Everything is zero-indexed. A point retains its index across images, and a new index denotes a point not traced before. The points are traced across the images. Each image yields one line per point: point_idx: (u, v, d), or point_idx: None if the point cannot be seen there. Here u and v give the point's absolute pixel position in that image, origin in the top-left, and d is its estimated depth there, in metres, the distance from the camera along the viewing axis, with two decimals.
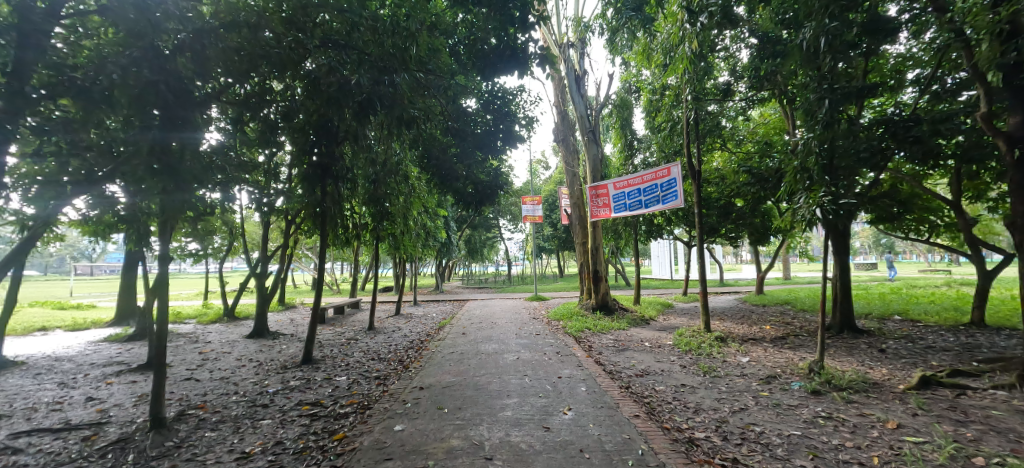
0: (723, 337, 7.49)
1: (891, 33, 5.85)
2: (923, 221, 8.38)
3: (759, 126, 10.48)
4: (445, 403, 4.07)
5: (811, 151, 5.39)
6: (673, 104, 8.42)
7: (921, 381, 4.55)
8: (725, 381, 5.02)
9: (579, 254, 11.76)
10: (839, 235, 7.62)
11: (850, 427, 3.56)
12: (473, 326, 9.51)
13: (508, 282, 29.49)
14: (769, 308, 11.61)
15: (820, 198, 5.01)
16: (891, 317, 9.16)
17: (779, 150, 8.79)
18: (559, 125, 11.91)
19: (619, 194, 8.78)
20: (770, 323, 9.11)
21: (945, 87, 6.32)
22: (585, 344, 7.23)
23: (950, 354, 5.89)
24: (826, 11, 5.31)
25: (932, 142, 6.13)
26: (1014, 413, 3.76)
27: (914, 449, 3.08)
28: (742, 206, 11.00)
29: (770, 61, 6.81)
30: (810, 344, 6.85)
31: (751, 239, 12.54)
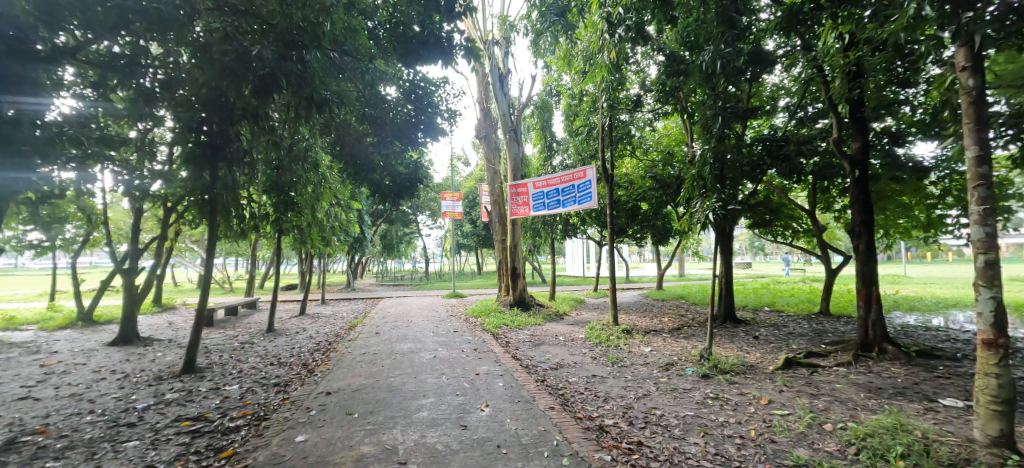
0: (628, 329, 8.08)
1: (772, 65, 6.76)
2: (788, 227, 9.86)
3: (662, 137, 11.52)
4: (355, 408, 3.81)
5: (707, 161, 6.03)
6: (591, 110, 8.86)
7: (785, 362, 5.35)
8: (630, 370, 5.42)
9: (498, 252, 11.88)
10: (725, 237, 8.67)
11: (733, 405, 4.05)
12: (387, 325, 9.07)
13: (426, 279, 28.91)
14: (667, 302, 12.83)
15: (713, 203, 5.58)
16: (762, 308, 10.68)
17: (679, 160, 9.75)
18: (481, 122, 11.92)
19: (538, 193, 8.97)
20: (668, 315, 10.05)
21: (807, 114, 7.45)
22: (503, 340, 7.30)
23: (805, 339, 7.02)
24: (722, 38, 5.97)
25: (797, 160, 7.23)
26: (850, 385, 4.60)
27: (781, 420, 3.60)
28: (647, 209, 12.00)
29: (675, 79, 7.50)
30: (700, 334, 7.69)
31: (653, 239, 13.75)
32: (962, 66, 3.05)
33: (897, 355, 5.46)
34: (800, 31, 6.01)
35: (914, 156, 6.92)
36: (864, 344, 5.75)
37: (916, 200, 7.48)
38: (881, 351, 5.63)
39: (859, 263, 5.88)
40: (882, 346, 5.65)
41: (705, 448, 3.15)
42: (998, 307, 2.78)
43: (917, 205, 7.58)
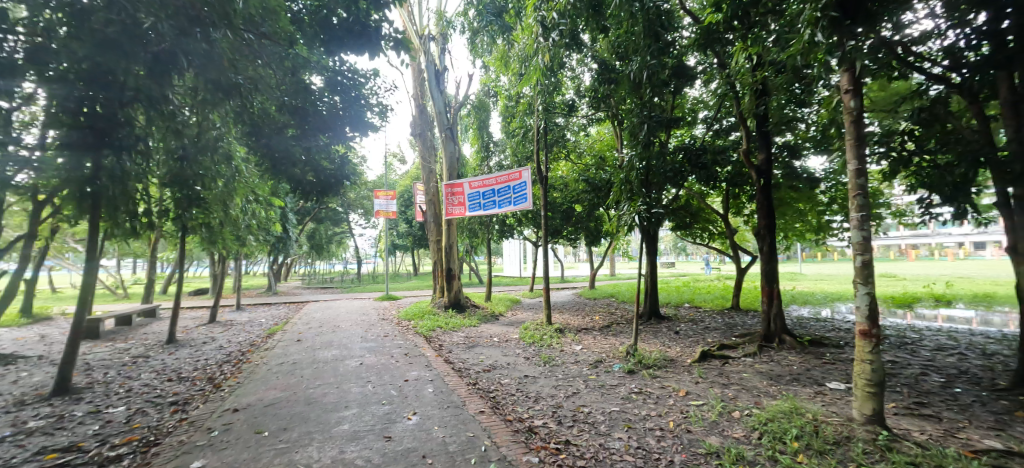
0: (561, 328, 8.26)
1: (692, 79, 7.26)
2: (705, 229, 10.69)
3: (595, 142, 11.99)
4: (266, 425, 3.47)
5: (634, 167, 6.33)
6: (527, 112, 8.96)
7: (701, 355, 5.75)
8: (561, 369, 5.52)
9: (433, 252, 11.61)
10: (650, 238, 9.19)
11: (654, 399, 4.27)
12: (311, 332, 8.47)
13: (358, 281, 27.57)
14: (598, 301, 13.35)
15: (638, 206, 5.88)
16: (683, 305, 11.48)
17: (610, 164, 10.19)
18: (417, 120, 11.58)
19: (474, 194, 8.88)
20: (599, 314, 10.44)
21: (722, 126, 8.12)
22: (436, 343, 7.12)
23: (719, 332, 7.64)
24: (648, 50, 6.29)
25: (713, 169, 7.84)
26: (755, 374, 5.05)
27: (696, 411, 3.85)
28: (580, 211, 12.42)
29: (606, 86, 7.81)
30: (628, 331, 8.06)
31: (586, 240, 14.26)
32: (847, 89, 3.45)
33: (793, 345, 6.13)
34: (716, 50, 6.50)
35: (807, 168, 7.83)
36: (767, 336, 6.36)
37: (809, 207, 8.44)
38: (780, 342, 6.28)
39: (763, 263, 6.50)
40: (781, 337, 6.31)
41: (628, 442, 3.27)
42: (869, 300, 3.17)
43: (810, 211, 8.57)
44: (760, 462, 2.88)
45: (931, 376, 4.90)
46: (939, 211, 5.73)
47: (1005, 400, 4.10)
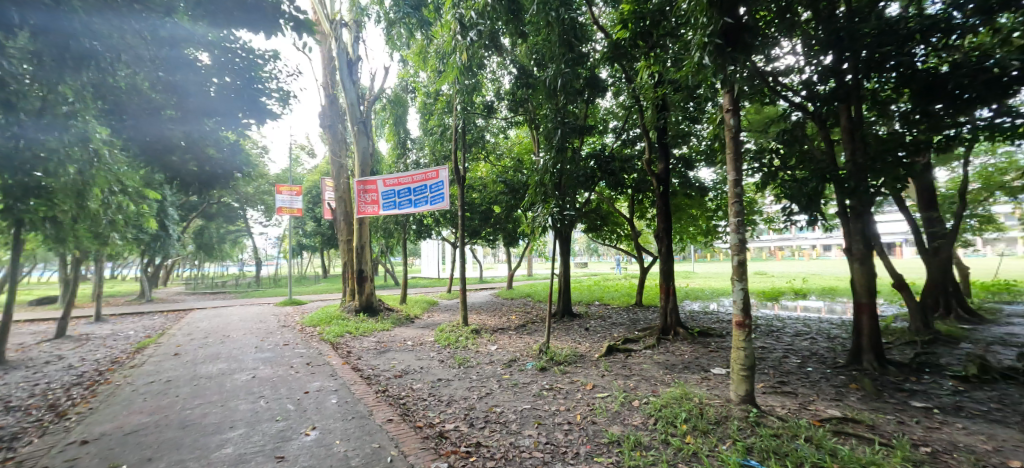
0: (477, 329, 8.26)
1: (603, 91, 7.69)
2: (613, 232, 11.48)
3: (514, 145, 12.24)
4: (126, 457, 2.95)
5: (548, 171, 6.54)
6: (445, 111, 8.83)
7: (608, 349, 6.13)
8: (476, 370, 5.51)
9: (343, 253, 10.91)
10: (563, 240, 9.60)
11: (563, 394, 4.44)
12: (193, 343, 7.44)
13: (257, 285, 24.95)
14: (515, 301, 13.62)
15: (551, 209, 6.09)
16: (593, 302, 12.18)
17: (527, 168, 10.46)
18: (327, 111, 10.80)
19: (389, 192, 8.51)
20: (515, 313, 10.65)
21: (628, 137, 8.79)
22: (344, 350, 6.68)
23: (623, 327, 8.22)
24: (563, 60, 6.53)
25: (620, 176, 8.46)
26: (653, 365, 5.51)
27: (601, 402, 4.08)
28: (499, 213, 12.59)
29: (523, 91, 8.02)
30: (542, 329, 8.33)
31: (504, 241, 14.50)
32: (727, 108, 3.88)
33: (686, 336, 6.82)
34: (625, 65, 6.97)
35: (698, 178, 8.77)
36: (664, 329, 6.99)
37: (699, 213, 9.48)
38: (675, 334, 6.94)
39: (661, 262, 7.13)
40: (676, 330, 6.98)
41: (537, 439, 3.35)
42: (743, 295, 3.60)
43: (700, 216, 9.62)
44: (655, 446, 3.13)
45: (790, 358, 5.77)
46: (798, 220, 6.34)
47: (842, 376, 4.97)
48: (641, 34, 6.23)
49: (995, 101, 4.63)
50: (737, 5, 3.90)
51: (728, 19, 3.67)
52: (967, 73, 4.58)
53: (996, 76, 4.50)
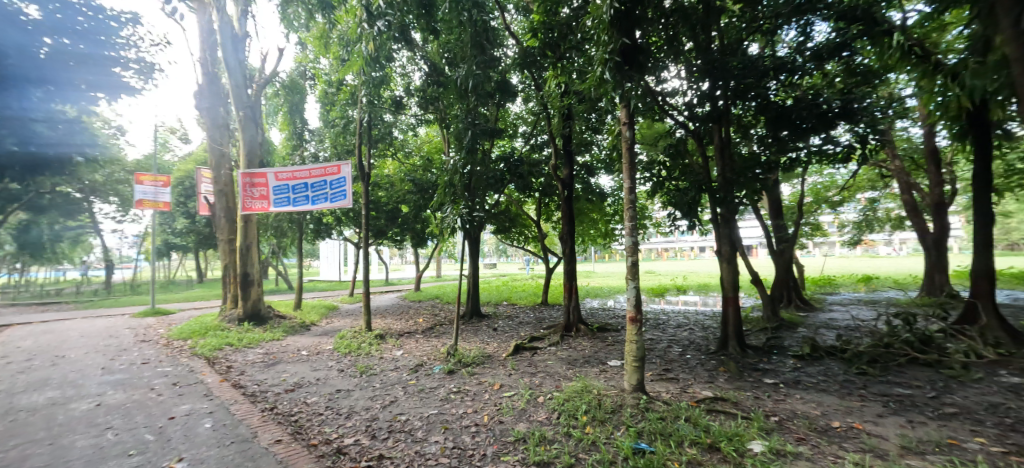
0: (382, 334, 7.88)
1: (512, 96, 7.74)
2: (521, 233, 11.82)
3: (423, 144, 11.95)
4: None
5: (458, 171, 6.48)
6: (349, 103, 8.28)
7: (515, 348, 6.28)
8: (379, 378, 5.23)
9: (224, 254, 9.62)
10: (473, 241, 9.62)
11: (471, 396, 4.42)
12: (9, 368, 5.93)
13: (107, 293, 20.84)
14: (423, 303, 13.29)
15: (461, 210, 6.05)
16: (501, 302, 12.40)
17: (437, 167, 10.28)
18: (204, 91, 9.42)
19: (281, 187, 7.71)
20: (423, 316, 10.38)
21: (536, 142, 9.11)
22: (222, 365, 5.87)
23: (530, 326, 8.50)
24: (475, 62, 6.48)
25: (528, 179, 8.75)
26: (556, 361, 5.78)
27: (508, 401, 4.14)
28: (407, 213, 12.17)
29: (434, 88, 7.87)
30: (450, 331, 8.24)
31: (412, 241, 14.07)
32: (625, 121, 4.23)
33: (586, 332, 7.28)
34: (534, 72, 7.21)
35: (599, 184, 9.44)
36: (567, 326, 7.38)
37: (599, 216, 10.19)
38: (577, 330, 7.37)
39: (565, 263, 7.52)
40: (577, 326, 7.41)
41: (443, 444, 3.29)
42: (636, 292, 3.94)
43: (600, 220, 10.35)
44: (558, 439, 3.26)
45: (673, 348, 6.48)
46: (680, 224, 7.04)
47: (713, 361, 5.72)
48: (549, 44, 6.50)
49: (823, 132, 5.80)
50: (633, 28, 4.27)
51: (625, 40, 4.02)
52: (805, 106, 5.69)
53: (824, 111, 5.68)
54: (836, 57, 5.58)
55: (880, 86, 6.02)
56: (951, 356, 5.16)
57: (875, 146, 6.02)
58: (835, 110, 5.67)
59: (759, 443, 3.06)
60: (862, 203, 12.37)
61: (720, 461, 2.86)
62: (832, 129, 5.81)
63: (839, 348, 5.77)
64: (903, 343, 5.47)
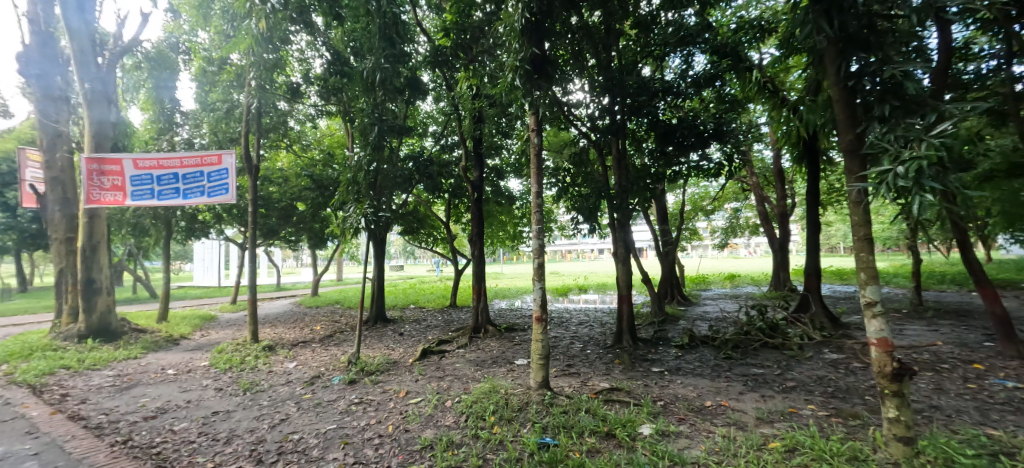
0: (271, 345, 7.11)
1: (423, 94, 7.50)
2: (430, 235, 11.58)
3: (324, 137, 11.08)
4: None
5: (362, 168, 6.11)
6: (234, 85, 7.32)
7: (422, 353, 6.12)
8: (268, 394, 4.71)
9: (59, 257, 7.86)
10: (378, 242, 9.18)
11: (374, 406, 4.19)
12: None
13: None
14: (321, 309, 12.30)
15: (365, 209, 5.71)
16: (408, 306, 12.01)
17: (339, 164, 9.61)
18: (31, 54, 7.60)
19: (142, 177, 6.53)
20: (320, 323, 9.61)
21: (447, 143, 9.01)
22: (54, 394, 4.78)
23: (438, 329, 8.36)
24: (382, 54, 6.11)
25: (438, 180, 8.61)
26: (465, 363, 5.76)
27: (414, 408, 4.01)
28: (303, 211, 11.17)
29: (337, 78, 7.34)
30: (352, 338, 7.75)
31: (309, 242, 12.94)
32: (533, 128, 4.38)
33: (494, 333, 7.39)
34: (446, 72, 7.12)
35: (508, 188, 9.67)
36: (476, 328, 7.42)
37: (508, 219, 10.43)
38: (485, 331, 7.44)
39: (474, 265, 7.55)
40: (486, 327, 7.48)
41: (343, 461, 3.07)
42: (541, 292, 4.10)
43: (509, 222, 10.59)
44: (466, 442, 3.25)
45: (575, 344, 6.88)
46: (582, 228, 7.50)
47: (610, 354, 6.19)
48: (461, 45, 6.48)
49: (699, 149, 6.62)
50: (541, 39, 4.46)
51: (534, 50, 4.17)
52: (685, 126, 6.46)
53: (701, 131, 6.51)
54: (710, 86, 6.43)
55: (741, 114, 7.09)
56: (790, 340, 6.25)
57: (738, 164, 7.06)
58: (709, 131, 6.53)
59: (648, 426, 3.39)
60: (728, 212, 14.44)
61: (616, 447, 3.10)
62: (707, 148, 6.67)
63: (710, 337, 6.63)
64: (757, 331, 6.48)
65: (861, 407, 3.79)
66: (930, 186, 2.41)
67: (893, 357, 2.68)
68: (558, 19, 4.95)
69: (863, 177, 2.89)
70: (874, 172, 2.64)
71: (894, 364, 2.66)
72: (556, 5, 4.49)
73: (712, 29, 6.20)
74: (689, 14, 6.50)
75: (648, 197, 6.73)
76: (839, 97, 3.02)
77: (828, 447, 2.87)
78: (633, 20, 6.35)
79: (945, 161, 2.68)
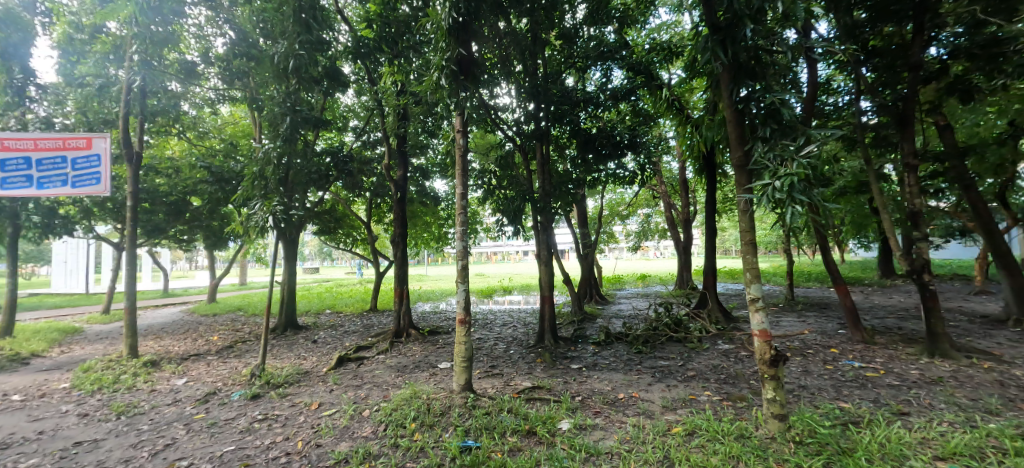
0: (155, 359, 6.21)
1: (343, 87, 7.08)
2: (349, 235, 10.96)
3: (226, 125, 9.97)
4: None
5: (270, 161, 5.58)
6: (109, 59, 6.28)
7: (338, 361, 5.76)
8: (149, 417, 4.10)
9: None
10: (289, 242, 8.47)
11: (282, 421, 3.85)
12: None
13: None
14: (219, 317, 11.03)
15: (274, 207, 5.23)
16: (324, 311, 11.24)
17: (244, 155, 8.69)
18: None
19: None
20: (218, 333, 8.61)
21: (368, 140, 8.61)
22: None
23: (356, 335, 7.94)
24: (298, 40, 5.65)
25: (358, 178, 8.19)
26: (385, 369, 5.53)
27: (328, 421, 3.76)
28: (199, 206, 9.93)
29: (242, 61, 6.64)
30: (256, 349, 7.05)
31: (206, 242, 11.55)
32: (459, 128, 4.35)
33: (417, 336, 7.20)
34: (369, 65, 6.80)
35: (433, 188, 9.50)
36: (397, 332, 7.17)
37: (433, 220, 10.24)
38: (407, 335, 7.23)
39: (396, 267, 7.30)
40: (408, 331, 7.27)
41: None
42: (465, 294, 4.07)
43: (434, 223, 10.40)
44: (385, 452, 3.11)
45: (499, 345, 6.94)
46: (506, 230, 7.61)
47: (532, 353, 6.35)
48: (386, 39, 6.24)
49: (616, 158, 7.06)
50: (468, 40, 4.45)
51: (461, 51, 4.16)
52: (604, 135, 6.86)
53: (618, 141, 6.95)
54: (626, 100, 6.90)
55: (652, 128, 7.70)
56: (691, 333, 6.90)
57: (650, 174, 7.64)
58: (625, 142, 6.99)
59: (567, 422, 3.52)
60: (641, 217, 15.60)
61: (536, 444, 3.18)
62: (622, 157, 7.14)
63: (624, 333, 7.09)
64: (663, 326, 7.07)
65: (747, 390, 4.31)
66: (800, 198, 2.83)
67: (771, 346, 3.08)
68: (486, 22, 4.99)
69: (749, 190, 3.31)
70: (758, 185, 3.04)
71: (771, 351, 3.07)
72: (483, 8, 4.51)
73: (628, 47, 6.67)
74: (608, 31, 6.94)
75: (569, 201, 7.01)
76: (731, 118, 3.43)
77: (721, 428, 3.22)
78: (558, 31, 6.61)
79: (811, 178, 3.16)
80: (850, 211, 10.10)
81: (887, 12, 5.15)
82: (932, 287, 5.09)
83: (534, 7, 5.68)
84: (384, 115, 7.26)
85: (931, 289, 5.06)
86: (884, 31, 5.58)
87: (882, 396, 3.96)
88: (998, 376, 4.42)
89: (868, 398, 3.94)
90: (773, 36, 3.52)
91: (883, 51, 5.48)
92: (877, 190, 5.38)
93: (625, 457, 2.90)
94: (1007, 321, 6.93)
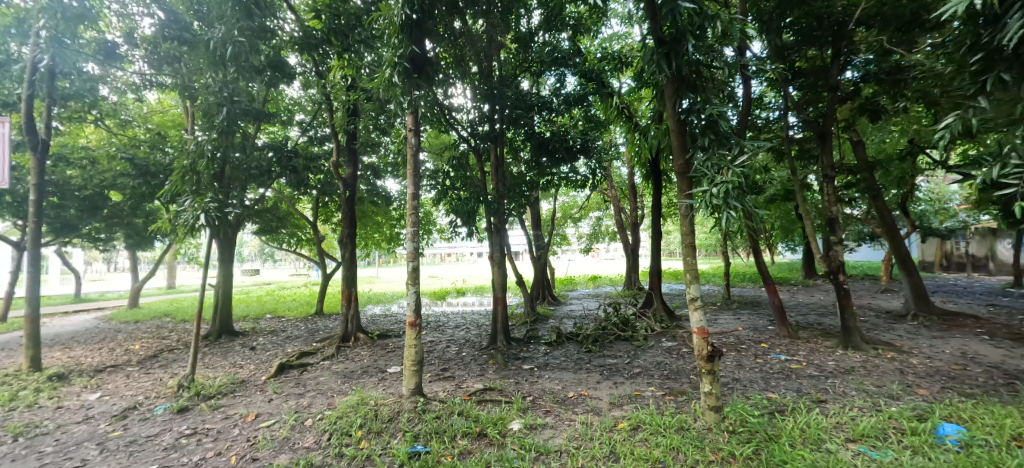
0: (62, 372, 5.55)
1: (290, 78, 6.74)
2: (294, 235, 10.42)
3: (152, 114, 9.16)
4: None
5: (203, 154, 5.14)
6: (10, 32, 5.54)
7: (278, 368, 5.44)
8: (55, 437, 3.66)
9: None
10: (226, 242, 7.92)
11: (213, 435, 3.57)
12: None
13: None
14: (142, 323, 10.09)
15: (206, 203, 4.82)
16: (264, 316, 10.58)
17: (172, 147, 7.97)
18: None
19: None
20: (140, 341, 7.86)
21: (316, 136, 8.25)
22: None
23: (299, 341, 7.54)
24: (238, 25, 5.26)
25: (303, 175, 7.79)
26: (330, 376, 5.30)
27: (266, 432, 3.53)
28: (118, 202, 9.01)
29: (172, 45, 6.09)
30: (185, 358, 6.51)
31: (125, 241, 10.50)
32: (411, 127, 4.25)
33: (366, 340, 6.97)
34: (316, 58, 6.52)
35: (385, 188, 9.28)
36: (344, 337, 6.91)
37: (385, 221, 10.00)
38: (355, 340, 6.98)
39: (345, 269, 7.04)
40: (356, 335, 7.01)
41: None
42: (416, 296, 3.99)
43: (386, 224, 10.14)
44: (328, 462, 2.98)
45: (451, 347, 6.88)
46: (460, 232, 7.56)
47: (484, 355, 6.36)
48: (335, 31, 6.01)
49: (569, 162, 7.26)
50: (422, 38, 4.38)
51: (414, 48, 4.08)
52: (557, 139, 7.00)
53: (570, 146, 7.15)
54: (579, 105, 7.08)
55: (603, 133, 7.97)
56: (637, 332, 7.23)
57: (601, 178, 7.91)
58: (578, 146, 7.20)
59: (517, 422, 3.54)
60: (592, 220, 16.06)
61: (487, 445, 3.18)
62: (575, 161, 7.33)
63: (574, 333, 7.27)
64: (612, 326, 7.33)
65: (687, 385, 4.56)
66: (734, 205, 3.05)
67: (708, 342, 3.28)
68: (441, 21, 4.94)
69: (689, 195, 3.50)
70: (698, 191, 3.22)
71: (709, 347, 3.26)
72: (437, 5, 4.46)
73: (582, 55, 6.87)
74: (562, 37, 7.11)
75: (522, 203, 7.09)
76: (675, 127, 3.62)
77: (663, 421, 3.38)
78: (513, 34, 6.69)
79: (744, 185, 3.39)
80: (779, 216, 10.96)
81: (811, 36, 5.61)
82: (846, 286, 5.63)
83: (489, 9, 5.68)
84: (335, 109, 6.98)
85: (845, 288, 5.59)
86: (809, 54, 6.12)
87: (804, 386, 4.35)
88: (899, 365, 4.97)
89: (792, 388, 4.30)
90: (713, 53, 3.75)
91: (808, 72, 5.97)
92: (802, 198, 5.85)
93: (573, 454, 2.96)
94: (907, 316, 7.81)
